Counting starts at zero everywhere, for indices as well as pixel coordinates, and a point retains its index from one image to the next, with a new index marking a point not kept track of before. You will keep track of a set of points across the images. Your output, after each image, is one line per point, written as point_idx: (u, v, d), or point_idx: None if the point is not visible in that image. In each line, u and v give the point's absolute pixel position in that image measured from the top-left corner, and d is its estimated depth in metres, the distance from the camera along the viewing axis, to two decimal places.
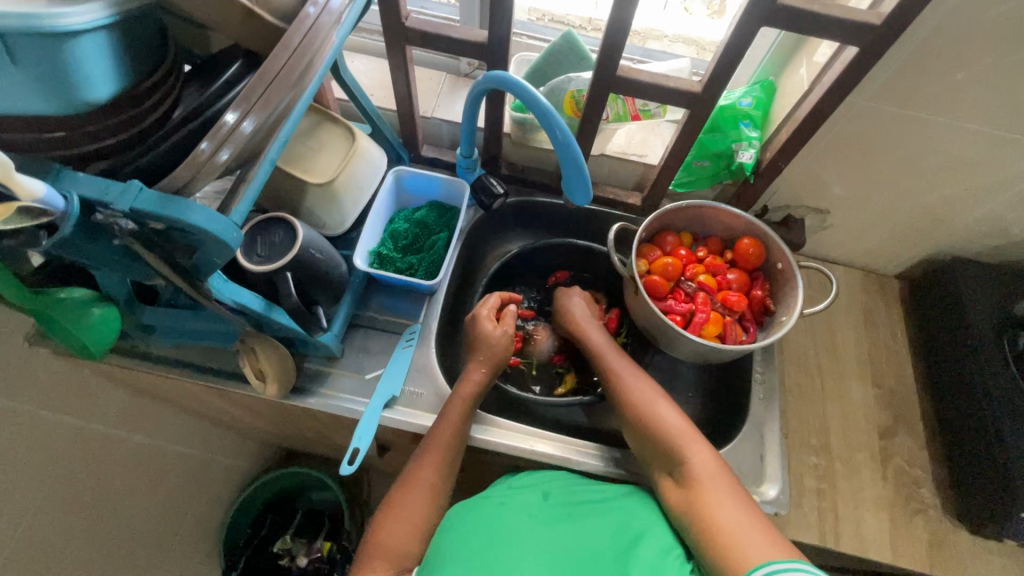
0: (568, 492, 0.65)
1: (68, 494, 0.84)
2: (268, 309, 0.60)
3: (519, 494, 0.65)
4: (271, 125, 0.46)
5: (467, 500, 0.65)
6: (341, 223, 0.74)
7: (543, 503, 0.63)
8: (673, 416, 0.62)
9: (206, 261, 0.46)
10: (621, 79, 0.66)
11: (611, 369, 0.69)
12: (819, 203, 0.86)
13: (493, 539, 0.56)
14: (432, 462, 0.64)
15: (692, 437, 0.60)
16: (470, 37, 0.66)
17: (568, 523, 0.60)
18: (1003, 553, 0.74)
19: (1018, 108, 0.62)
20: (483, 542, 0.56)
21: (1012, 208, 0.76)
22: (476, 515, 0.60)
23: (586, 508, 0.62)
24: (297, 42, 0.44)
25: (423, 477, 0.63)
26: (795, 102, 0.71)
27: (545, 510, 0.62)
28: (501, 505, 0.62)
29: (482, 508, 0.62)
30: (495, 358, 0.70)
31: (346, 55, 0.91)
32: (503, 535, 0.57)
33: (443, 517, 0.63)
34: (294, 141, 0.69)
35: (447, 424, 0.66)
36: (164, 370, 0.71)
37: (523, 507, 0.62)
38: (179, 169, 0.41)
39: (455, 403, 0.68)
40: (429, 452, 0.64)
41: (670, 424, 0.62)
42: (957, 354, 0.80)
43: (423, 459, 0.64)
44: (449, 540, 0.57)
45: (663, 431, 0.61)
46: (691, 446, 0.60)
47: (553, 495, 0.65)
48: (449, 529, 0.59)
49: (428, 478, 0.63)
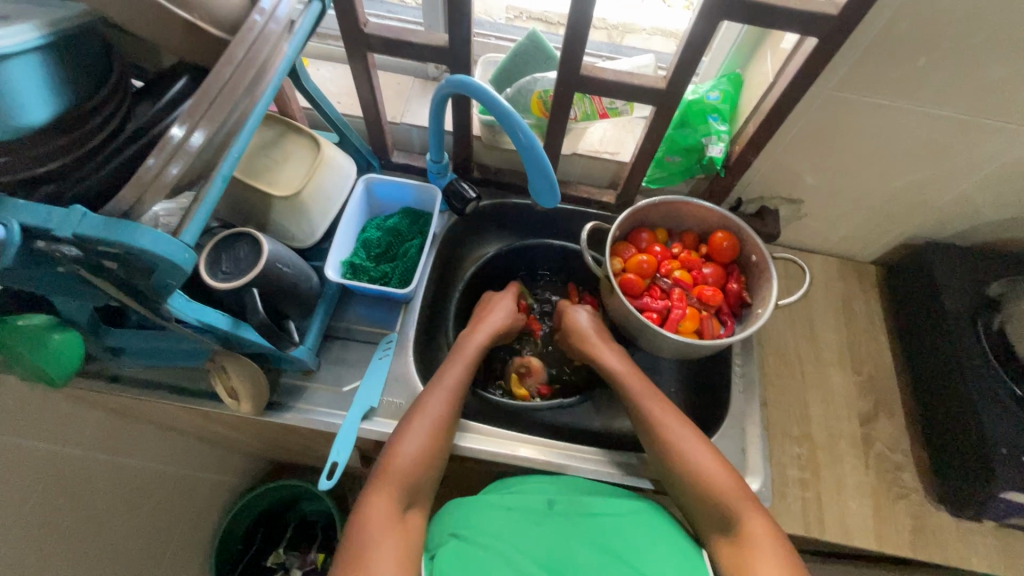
0: (575, 499, 0.63)
1: (45, 522, 0.82)
2: (235, 326, 0.59)
3: (523, 498, 0.64)
4: (222, 138, 0.45)
5: (470, 499, 0.65)
6: (310, 234, 0.73)
7: (550, 514, 0.62)
8: (722, 468, 0.61)
9: (162, 284, 0.44)
10: (585, 77, 0.66)
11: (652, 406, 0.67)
12: (792, 193, 0.86)
13: (489, 557, 0.57)
14: (417, 435, 0.62)
15: (746, 498, 0.59)
16: (431, 41, 0.65)
17: (573, 547, 0.59)
18: (986, 534, 0.75)
19: (979, 91, 0.63)
20: (483, 558, 0.57)
21: (980, 191, 0.77)
22: (480, 527, 0.61)
23: (593, 524, 0.61)
24: (242, 55, 0.43)
25: (405, 455, 0.61)
26: (761, 94, 0.71)
27: (548, 524, 0.61)
28: (506, 514, 0.62)
29: (485, 517, 0.62)
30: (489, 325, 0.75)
31: (311, 63, 0.89)
32: (506, 556, 0.57)
33: (450, 512, 0.64)
34: (257, 154, 0.68)
35: (436, 398, 0.65)
36: (134, 393, 0.69)
37: (524, 516, 0.62)
38: (124, 191, 0.40)
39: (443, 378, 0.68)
40: (415, 426, 0.63)
41: (721, 481, 0.60)
42: (933, 337, 0.80)
43: (406, 433, 0.62)
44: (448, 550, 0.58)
45: (714, 487, 0.60)
46: (742, 503, 0.59)
47: (559, 503, 0.63)
48: (452, 535, 0.60)
49: (409, 455, 0.61)
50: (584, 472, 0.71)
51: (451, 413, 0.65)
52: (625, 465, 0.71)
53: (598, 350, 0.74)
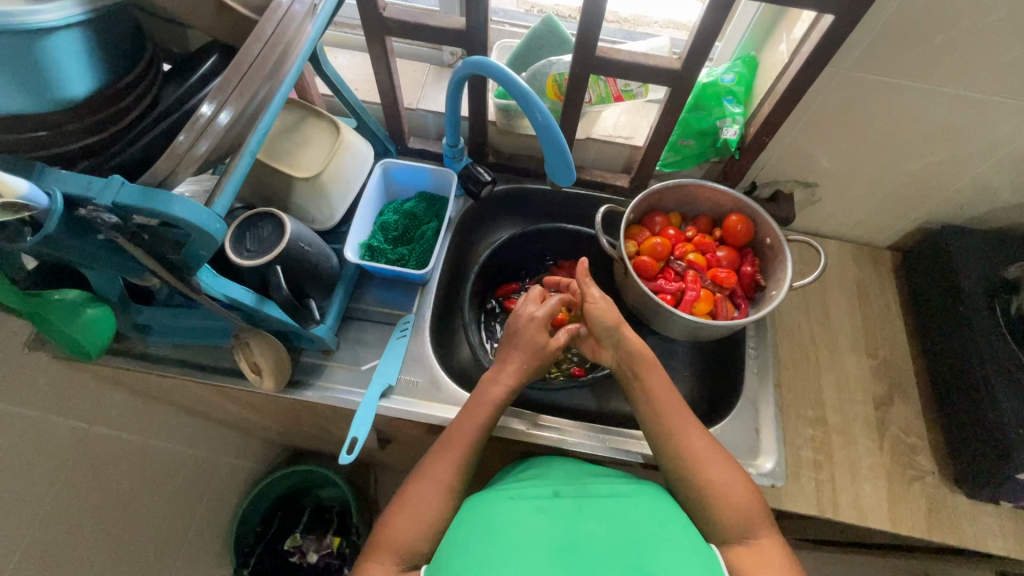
0: (580, 487, 0.65)
1: (73, 496, 0.85)
2: (259, 302, 0.60)
3: (526, 489, 0.65)
4: (250, 115, 0.47)
5: (478, 496, 0.65)
6: (330, 217, 0.74)
7: (554, 499, 0.62)
8: (733, 481, 0.60)
9: (194, 254, 0.46)
10: (600, 59, 0.66)
11: (676, 422, 0.64)
12: (807, 176, 0.86)
13: (496, 533, 0.56)
14: (418, 514, 0.60)
15: (761, 516, 0.58)
16: (449, 24, 0.67)
17: (576, 520, 0.58)
18: (1002, 516, 0.74)
19: (998, 70, 0.63)
20: (482, 537, 0.56)
21: (999, 173, 0.76)
22: (483, 513, 0.60)
23: (595, 505, 0.61)
24: (269, 34, 0.45)
25: (418, 514, 0.60)
26: (775, 76, 0.71)
27: (555, 505, 0.61)
28: (509, 501, 0.62)
29: (489, 505, 0.62)
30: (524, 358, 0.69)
31: (330, 51, 0.91)
32: (510, 529, 0.57)
33: (457, 510, 0.63)
34: (280, 136, 0.70)
35: (439, 473, 0.62)
36: (158, 369, 0.71)
37: (529, 501, 0.62)
38: (158, 162, 0.41)
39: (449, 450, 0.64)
40: (431, 479, 0.62)
41: (743, 507, 0.59)
42: (950, 321, 0.80)
43: (424, 484, 0.62)
44: (455, 538, 0.57)
45: (730, 502, 0.59)
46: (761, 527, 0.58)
47: (564, 491, 0.64)
48: (455, 525, 0.60)
49: (422, 510, 0.60)
50: (598, 450, 0.73)
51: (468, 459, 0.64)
52: (632, 443, 0.74)
53: (620, 334, 0.69)
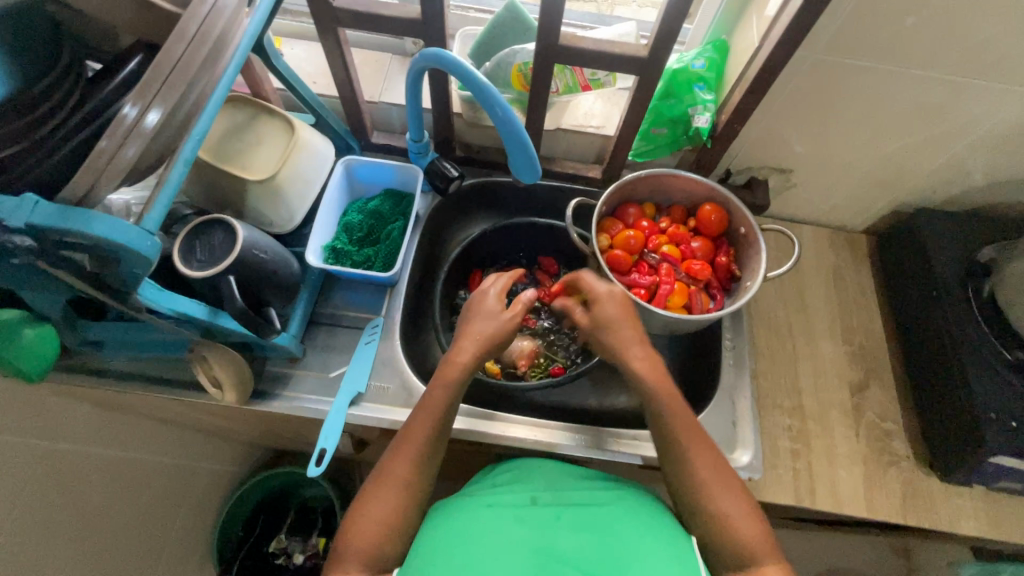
0: (560, 494, 0.63)
1: (40, 516, 0.82)
2: (213, 315, 0.57)
3: (504, 495, 0.63)
4: (182, 120, 0.43)
5: (451, 501, 0.64)
6: (289, 219, 0.71)
7: (531, 506, 0.61)
8: (737, 503, 0.56)
9: (128, 272, 0.43)
10: (563, 47, 0.63)
11: (689, 445, 0.59)
12: (781, 162, 0.84)
13: (464, 543, 0.54)
14: (373, 512, 0.57)
15: (766, 545, 0.54)
16: (403, 13, 0.63)
17: (553, 527, 0.57)
18: (975, 497, 0.75)
19: (971, 51, 0.61)
20: (457, 543, 0.54)
21: (972, 154, 0.75)
22: (456, 519, 0.58)
23: (573, 511, 0.60)
24: (195, 29, 0.41)
25: (371, 521, 0.56)
26: (746, 61, 0.69)
27: (532, 512, 0.60)
28: (485, 507, 0.61)
29: (465, 511, 0.60)
30: (478, 334, 0.65)
31: (284, 42, 0.86)
32: (488, 536, 0.55)
33: (428, 515, 0.62)
34: (229, 138, 0.66)
35: (392, 474, 0.59)
36: (115, 385, 0.69)
37: (507, 507, 0.61)
38: (77, 177, 0.38)
39: (404, 446, 0.61)
40: (383, 485, 0.58)
41: (750, 542, 0.54)
42: (924, 305, 0.80)
43: (375, 488, 0.59)
44: (425, 543, 0.56)
45: (738, 533, 0.54)
46: (760, 552, 0.54)
47: (542, 497, 0.63)
48: (429, 528, 0.58)
49: (377, 517, 0.57)
50: (575, 451, 0.72)
51: (422, 464, 0.60)
52: (606, 442, 0.73)
53: (625, 351, 0.65)
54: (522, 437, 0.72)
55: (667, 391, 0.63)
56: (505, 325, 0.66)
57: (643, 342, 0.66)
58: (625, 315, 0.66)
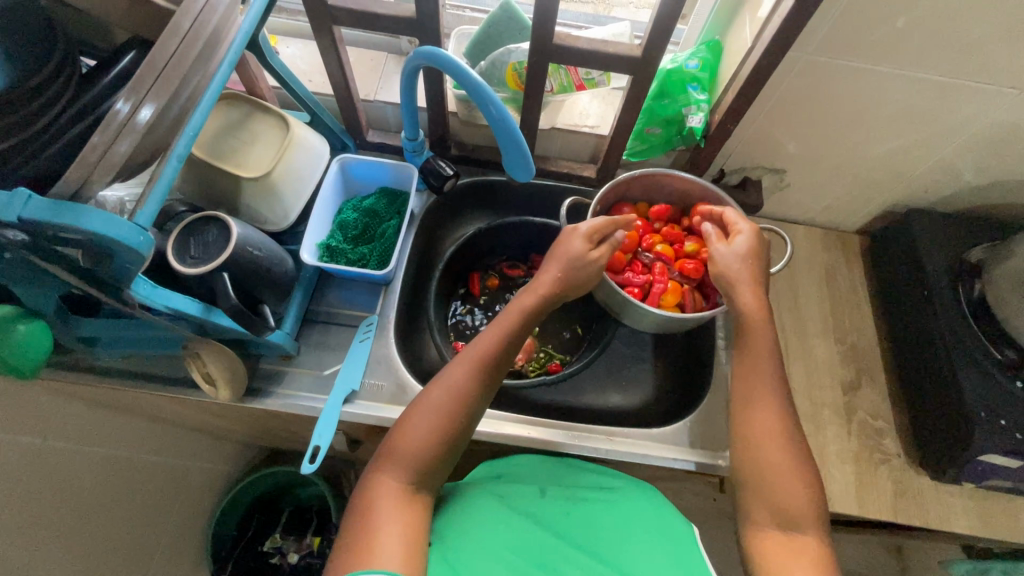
0: (571, 488, 0.65)
1: (32, 515, 0.82)
2: (207, 311, 0.58)
3: (514, 487, 0.65)
4: (174, 117, 0.43)
5: (460, 489, 0.65)
6: (284, 217, 0.71)
7: (542, 500, 0.63)
8: (789, 463, 0.57)
9: (122, 268, 0.43)
10: (558, 47, 0.64)
11: (756, 408, 0.60)
12: (774, 162, 0.85)
13: (490, 542, 0.56)
14: (429, 416, 0.57)
15: (812, 513, 0.55)
16: (398, 12, 0.63)
17: (569, 527, 0.60)
18: (966, 496, 0.76)
19: (959, 53, 0.62)
20: (481, 542, 0.56)
21: (962, 155, 0.76)
22: (473, 514, 0.60)
23: (583, 509, 0.62)
24: (187, 27, 0.42)
25: (422, 424, 0.57)
26: (739, 61, 0.69)
27: (544, 508, 0.62)
28: (498, 500, 0.62)
29: (480, 504, 0.61)
30: (568, 262, 0.65)
31: (279, 40, 0.86)
32: (510, 536, 0.57)
33: (439, 504, 0.63)
34: (224, 135, 0.66)
35: (455, 378, 0.59)
36: (108, 382, 0.69)
37: (517, 501, 0.62)
38: (70, 171, 0.38)
39: (466, 357, 0.60)
40: (441, 387, 0.59)
41: (793, 506, 0.55)
42: (915, 304, 0.80)
43: (433, 390, 0.59)
44: (446, 534, 0.57)
45: (782, 493, 0.56)
46: (807, 521, 0.55)
47: (551, 491, 0.65)
48: (448, 516, 0.60)
49: (427, 422, 0.57)
50: (568, 449, 0.72)
51: (484, 375, 0.60)
52: (597, 439, 0.73)
53: (732, 291, 0.64)
54: (516, 435, 0.72)
55: (757, 330, 0.63)
56: (597, 262, 0.65)
57: (757, 282, 0.64)
58: (749, 253, 0.65)
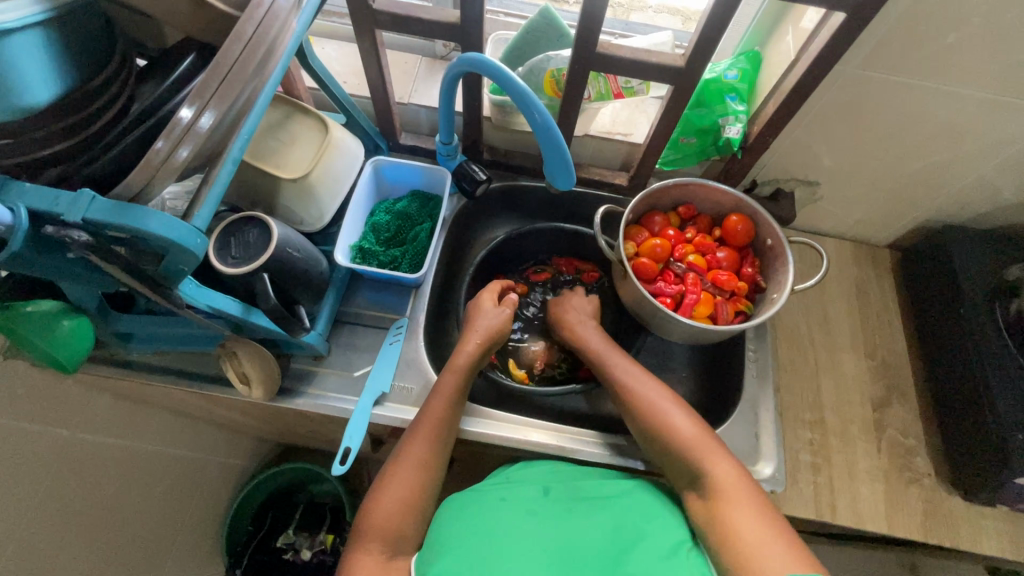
0: (571, 485, 0.64)
1: (59, 505, 0.82)
2: (246, 311, 0.58)
3: (517, 487, 0.65)
4: (231, 121, 0.43)
5: (464, 494, 0.65)
6: (319, 218, 0.71)
7: (544, 497, 0.63)
8: (689, 423, 0.62)
9: (173, 268, 0.43)
10: (600, 55, 0.63)
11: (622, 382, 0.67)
12: (808, 174, 0.84)
13: (478, 538, 0.56)
14: (399, 486, 0.59)
15: (712, 446, 0.60)
16: (443, 17, 0.63)
17: (568, 522, 0.59)
18: (997, 518, 0.75)
19: (1010, 70, 0.61)
20: (473, 541, 0.56)
21: (1003, 173, 0.75)
22: (464, 517, 0.60)
23: (593, 506, 0.62)
24: (251, 33, 0.41)
25: (393, 496, 0.59)
26: (780, 73, 0.69)
27: (547, 505, 0.62)
28: (500, 502, 0.62)
29: (481, 505, 0.62)
30: (492, 332, 0.71)
31: (316, 41, 0.87)
32: (504, 534, 0.57)
33: (439, 511, 0.63)
34: (264, 135, 0.66)
35: (417, 445, 0.62)
36: (143, 377, 0.69)
37: (523, 502, 0.62)
38: (133, 174, 0.38)
39: (425, 417, 0.64)
40: (405, 459, 0.61)
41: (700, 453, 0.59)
42: (949, 322, 0.79)
43: (399, 463, 0.61)
44: (442, 537, 0.57)
45: (674, 440, 0.61)
46: (707, 454, 0.59)
47: (555, 488, 0.64)
48: (439, 525, 0.60)
49: (397, 496, 0.59)
50: (596, 458, 0.71)
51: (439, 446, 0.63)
52: (625, 448, 0.72)
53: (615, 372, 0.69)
54: (543, 443, 0.72)
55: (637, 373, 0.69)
56: (500, 317, 0.73)
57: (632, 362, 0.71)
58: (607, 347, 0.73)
